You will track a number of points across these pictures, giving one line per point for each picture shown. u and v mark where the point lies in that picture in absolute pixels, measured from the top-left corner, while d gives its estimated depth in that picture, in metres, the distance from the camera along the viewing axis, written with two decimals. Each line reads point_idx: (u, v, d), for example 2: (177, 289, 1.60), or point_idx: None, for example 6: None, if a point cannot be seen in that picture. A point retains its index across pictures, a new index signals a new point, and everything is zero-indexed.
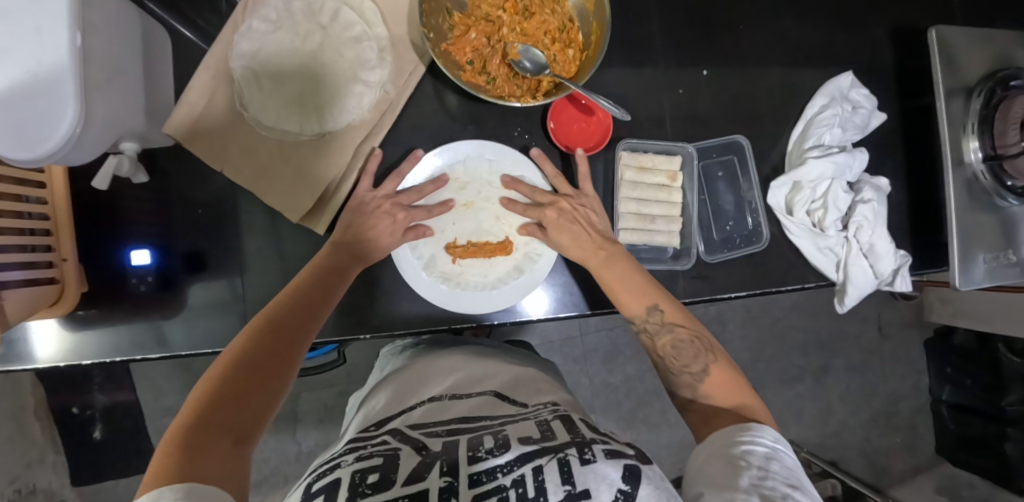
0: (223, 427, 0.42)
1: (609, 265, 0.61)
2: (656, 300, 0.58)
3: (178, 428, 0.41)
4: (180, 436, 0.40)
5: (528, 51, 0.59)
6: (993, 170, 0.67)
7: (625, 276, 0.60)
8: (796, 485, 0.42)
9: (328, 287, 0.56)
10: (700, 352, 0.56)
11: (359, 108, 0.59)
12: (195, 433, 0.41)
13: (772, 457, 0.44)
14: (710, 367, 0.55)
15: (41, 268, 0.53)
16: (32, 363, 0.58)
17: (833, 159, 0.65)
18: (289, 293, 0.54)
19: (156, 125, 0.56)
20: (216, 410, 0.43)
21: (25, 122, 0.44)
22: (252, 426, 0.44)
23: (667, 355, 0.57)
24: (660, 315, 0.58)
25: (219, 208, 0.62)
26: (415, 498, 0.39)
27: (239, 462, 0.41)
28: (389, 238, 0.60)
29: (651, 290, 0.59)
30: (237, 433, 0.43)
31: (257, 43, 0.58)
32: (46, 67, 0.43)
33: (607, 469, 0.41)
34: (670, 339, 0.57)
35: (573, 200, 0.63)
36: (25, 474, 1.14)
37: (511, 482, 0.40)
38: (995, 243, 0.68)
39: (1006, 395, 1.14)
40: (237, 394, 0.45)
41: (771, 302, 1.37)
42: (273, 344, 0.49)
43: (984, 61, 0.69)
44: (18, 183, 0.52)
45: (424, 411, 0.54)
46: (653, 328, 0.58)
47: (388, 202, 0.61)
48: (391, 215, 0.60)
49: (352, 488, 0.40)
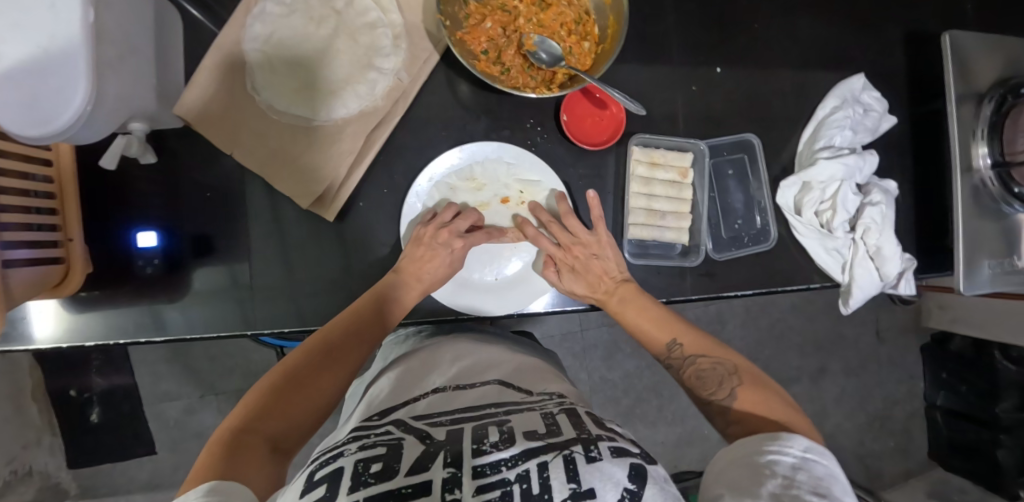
0: (265, 435, 0.45)
1: (626, 308, 0.62)
2: (675, 335, 0.60)
3: (227, 430, 0.45)
4: (224, 437, 0.44)
5: (544, 42, 0.59)
6: (1001, 177, 0.66)
7: (641, 315, 0.62)
8: (824, 497, 0.40)
9: (382, 314, 0.57)
10: (726, 377, 0.56)
11: (372, 95, 0.59)
12: (239, 437, 0.44)
13: (800, 467, 0.43)
14: (737, 391, 0.54)
15: (46, 247, 0.53)
16: (33, 344, 0.57)
17: (843, 161, 0.65)
18: (347, 315, 0.56)
19: (166, 106, 0.56)
20: (259, 420, 0.47)
21: (36, 100, 0.43)
22: (292, 438, 0.47)
23: (694, 386, 0.57)
24: (681, 348, 0.60)
25: (226, 192, 0.62)
26: (419, 488, 0.38)
27: (276, 471, 0.44)
28: (446, 267, 0.60)
29: (671, 326, 0.61)
30: (275, 442, 0.46)
31: (271, 26, 0.57)
32: (58, 43, 0.43)
33: (613, 469, 0.40)
34: (693, 369, 0.58)
35: (586, 248, 0.64)
36: (24, 455, 1.13)
37: (515, 477, 0.39)
38: (998, 250, 0.68)
39: (1000, 402, 1.15)
40: (277, 405, 0.48)
41: (771, 303, 1.38)
42: (326, 363, 0.53)
43: (996, 67, 0.69)
44: (25, 160, 0.51)
45: (429, 401, 0.53)
46: (676, 362, 0.59)
47: (444, 230, 0.61)
48: (448, 245, 0.60)
49: (355, 478, 0.38)
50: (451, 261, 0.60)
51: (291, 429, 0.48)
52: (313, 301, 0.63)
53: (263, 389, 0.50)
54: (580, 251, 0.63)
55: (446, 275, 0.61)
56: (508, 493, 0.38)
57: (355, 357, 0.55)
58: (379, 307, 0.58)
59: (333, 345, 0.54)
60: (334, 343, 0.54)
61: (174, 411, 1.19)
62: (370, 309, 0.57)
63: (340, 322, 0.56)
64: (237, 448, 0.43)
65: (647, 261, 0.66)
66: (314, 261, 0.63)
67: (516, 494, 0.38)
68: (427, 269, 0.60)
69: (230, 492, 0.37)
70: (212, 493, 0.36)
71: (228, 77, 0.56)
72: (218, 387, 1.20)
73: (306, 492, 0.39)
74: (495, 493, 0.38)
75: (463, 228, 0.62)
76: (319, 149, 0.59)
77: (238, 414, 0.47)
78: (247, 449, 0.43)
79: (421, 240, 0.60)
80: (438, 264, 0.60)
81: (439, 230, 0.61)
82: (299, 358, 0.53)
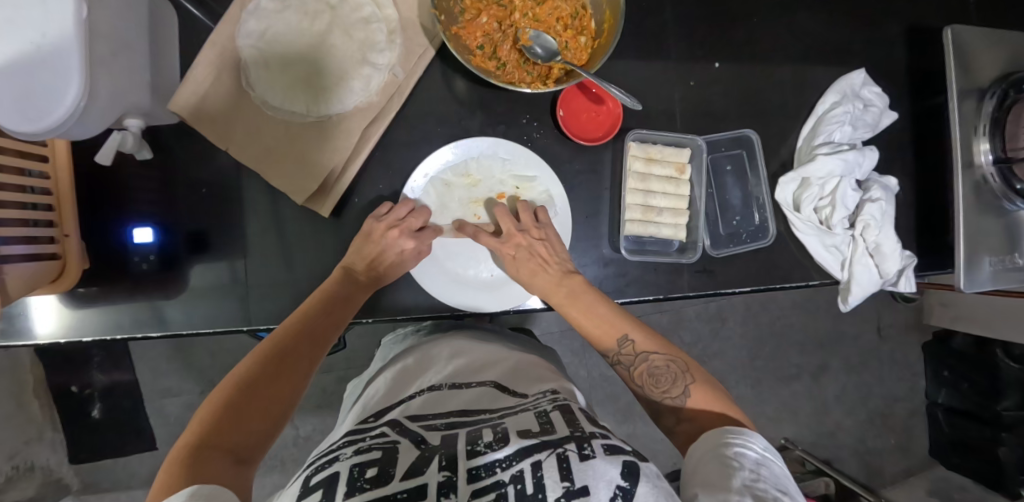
0: (225, 447, 0.43)
1: (575, 301, 0.60)
2: (625, 331, 0.59)
3: (183, 447, 0.42)
4: (182, 456, 0.41)
5: (539, 37, 0.58)
6: (1003, 174, 0.65)
7: (590, 309, 0.60)
8: (785, 492, 0.41)
9: (335, 312, 0.57)
10: (678, 375, 0.56)
11: (367, 91, 0.59)
12: (199, 453, 0.42)
13: (763, 463, 0.43)
14: (690, 388, 0.55)
15: (43, 243, 0.53)
16: (33, 339, 0.57)
17: (843, 157, 0.65)
18: (298, 318, 0.55)
19: (160, 102, 0.56)
20: (217, 432, 0.44)
21: (29, 95, 0.43)
22: (253, 446, 0.46)
23: (644, 383, 0.57)
24: (631, 345, 0.58)
25: (221, 188, 0.62)
26: (414, 493, 0.38)
27: (242, 481, 0.42)
28: (401, 261, 0.60)
29: (619, 320, 0.59)
30: (237, 454, 0.44)
31: (265, 22, 0.57)
32: (50, 39, 0.43)
33: (606, 466, 0.39)
34: (644, 367, 0.57)
35: (530, 236, 0.62)
36: (25, 451, 1.14)
37: (509, 478, 0.39)
38: (999, 247, 0.68)
39: (1002, 400, 1.15)
40: (234, 414, 0.46)
41: (772, 300, 1.38)
42: (281, 365, 0.51)
43: (998, 62, 0.68)
44: (21, 156, 0.51)
45: (423, 402, 0.52)
46: (627, 358, 0.58)
47: (394, 229, 0.59)
48: (398, 244, 0.59)
49: (350, 483, 0.38)
50: (398, 258, 0.59)
51: (251, 436, 0.46)
52: (309, 297, 0.63)
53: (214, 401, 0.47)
54: (521, 240, 0.61)
55: (395, 268, 0.60)
56: (503, 494, 0.38)
57: (307, 359, 0.53)
58: (330, 305, 0.57)
59: (282, 349, 0.52)
60: (288, 346, 0.53)
61: (174, 407, 1.19)
62: (321, 308, 0.56)
63: (291, 325, 0.55)
64: (198, 463, 0.41)
65: (643, 258, 0.66)
66: (309, 257, 0.63)
67: (511, 495, 0.38)
68: (376, 265, 0.59)
69: None
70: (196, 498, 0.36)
71: (223, 72, 0.56)
72: (218, 383, 1.21)
73: (303, 498, 0.39)
74: (490, 495, 0.38)
75: (416, 226, 0.61)
76: (313, 145, 0.59)
77: (191, 429, 0.45)
78: (210, 463, 0.41)
79: (373, 236, 0.59)
80: (385, 256, 0.59)
81: (388, 229, 0.59)
82: (252, 364, 0.51)
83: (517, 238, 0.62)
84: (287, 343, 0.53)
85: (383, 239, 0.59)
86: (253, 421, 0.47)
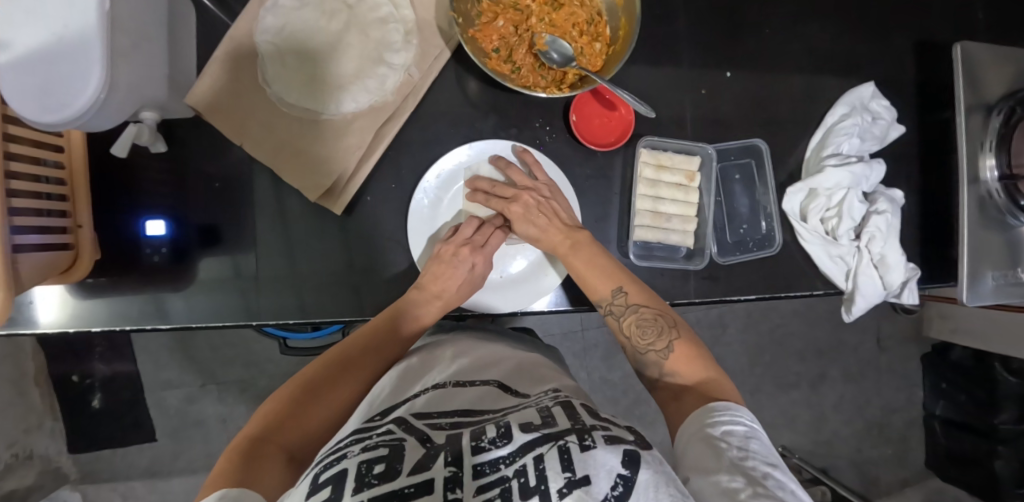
0: (278, 445, 0.46)
1: (574, 250, 0.60)
2: (619, 282, 0.59)
3: (243, 438, 0.46)
4: (242, 449, 0.44)
5: (555, 42, 0.59)
6: (1008, 190, 0.66)
7: (590, 261, 0.59)
8: (773, 464, 0.42)
9: (393, 331, 0.60)
10: (664, 329, 0.56)
11: (383, 90, 0.59)
12: (256, 445, 0.45)
13: (750, 437, 0.44)
14: (674, 344, 0.56)
15: (56, 233, 0.53)
16: (40, 328, 0.58)
17: (851, 169, 0.66)
18: (365, 331, 0.59)
19: (178, 96, 0.56)
20: (273, 430, 0.48)
21: (51, 86, 0.43)
22: (307, 448, 0.49)
23: (632, 335, 0.57)
24: (624, 296, 0.58)
25: (234, 183, 0.62)
26: (422, 488, 0.36)
27: (291, 478, 0.45)
28: (466, 282, 0.61)
29: (616, 274, 0.59)
30: (290, 452, 0.47)
31: (283, 18, 0.58)
32: (72, 30, 0.43)
33: (607, 456, 0.39)
34: (634, 318, 0.57)
35: (535, 192, 0.62)
36: (25, 439, 1.08)
37: (513, 473, 0.38)
38: (1001, 261, 0.68)
39: (999, 414, 1.15)
40: (292, 416, 0.49)
41: (772, 309, 1.38)
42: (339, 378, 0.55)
43: (1006, 78, 0.69)
44: (37, 146, 0.51)
45: (427, 400, 0.51)
46: (618, 309, 0.58)
47: (463, 247, 0.61)
48: (469, 261, 0.61)
49: (360, 479, 0.37)
50: (468, 276, 0.61)
51: (305, 439, 0.49)
52: (317, 294, 0.63)
53: (280, 399, 0.51)
54: (530, 198, 0.61)
55: (464, 290, 0.62)
56: (507, 490, 0.37)
57: (365, 373, 0.57)
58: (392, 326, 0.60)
59: (349, 358, 0.57)
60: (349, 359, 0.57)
61: (175, 399, 1.19)
62: (385, 326, 0.60)
63: (353, 340, 0.58)
64: (252, 457, 0.43)
65: (651, 264, 0.66)
66: (319, 253, 0.63)
67: (515, 491, 0.37)
68: (446, 284, 0.60)
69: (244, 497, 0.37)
70: (224, 496, 0.37)
71: (239, 69, 0.57)
72: (220, 376, 1.21)
73: (310, 496, 0.37)
74: (493, 491, 0.37)
75: (481, 242, 0.63)
76: (327, 142, 0.59)
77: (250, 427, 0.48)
78: (264, 456, 0.44)
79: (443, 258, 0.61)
80: (455, 278, 0.60)
81: (472, 251, 0.62)
82: (315, 374, 0.55)
83: (523, 196, 0.62)
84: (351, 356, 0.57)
85: (460, 258, 0.61)
86: (307, 425, 0.50)
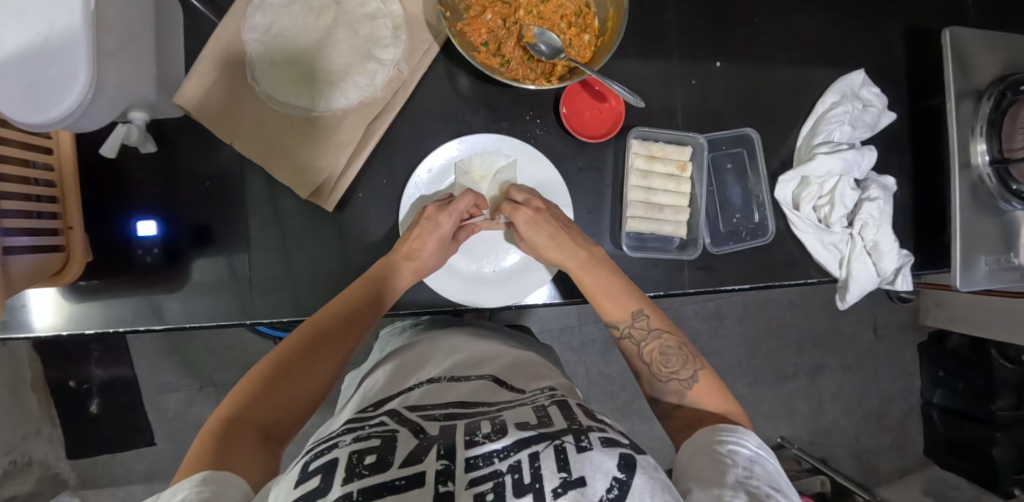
0: (253, 424, 0.46)
1: (592, 270, 0.61)
2: (640, 305, 0.60)
3: (218, 419, 0.46)
4: (216, 427, 0.45)
5: (543, 34, 0.59)
6: (1000, 174, 0.66)
7: (607, 281, 0.61)
8: (778, 489, 0.41)
9: (373, 299, 0.58)
10: (688, 359, 0.57)
11: (372, 86, 0.59)
12: (231, 425, 0.45)
13: (756, 460, 0.44)
14: (699, 374, 0.56)
15: (47, 235, 0.53)
16: (32, 331, 0.57)
17: (842, 156, 0.66)
18: (339, 302, 0.57)
19: (166, 95, 0.56)
20: (249, 409, 0.48)
21: (37, 87, 0.43)
22: (284, 426, 0.49)
23: (654, 361, 0.57)
24: (645, 320, 0.59)
25: (225, 182, 0.62)
26: (411, 481, 0.36)
27: (268, 456, 0.45)
28: (438, 243, 0.60)
29: (634, 297, 0.60)
30: (266, 430, 0.47)
31: (271, 16, 0.57)
32: (59, 31, 0.43)
33: (603, 458, 0.39)
34: (656, 345, 0.58)
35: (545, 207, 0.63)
36: (22, 445, 1.13)
37: (507, 467, 0.38)
38: (995, 247, 0.69)
39: (996, 400, 1.16)
40: (268, 393, 0.50)
41: (769, 300, 1.39)
42: (316, 350, 0.54)
43: (996, 64, 0.69)
44: (26, 147, 0.51)
45: (422, 393, 0.52)
46: (638, 333, 0.59)
47: (431, 209, 0.62)
48: (435, 221, 0.61)
49: (349, 469, 0.37)
50: (442, 237, 0.61)
51: (282, 418, 0.49)
52: (310, 291, 0.63)
53: (254, 377, 0.51)
54: (540, 206, 0.63)
55: (438, 252, 0.60)
56: (501, 484, 0.37)
57: (346, 344, 0.55)
58: (373, 295, 0.58)
59: (324, 332, 0.55)
60: (325, 331, 0.55)
61: (173, 402, 1.19)
62: (363, 293, 0.58)
63: (330, 311, 0.56)
64: (227, 437, 0.44)
65: (644, 254, 0.66)
66: (312, 251, 0.63)
67: (508, 486, 0.37)
68: (420, 247, 0.59)
69: (222, 482, 0.38)
70: (206, 482, 0.37)
71: (229, 66, 0.57)
72: (218, 378, 1.21)
73: (299, 484, 0.37)
74: (486, 485, 0.37)
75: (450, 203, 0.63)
76: (316, 139, 0.59)
77: (229, 404, 0.49)
78: (239, 437, 0.44)
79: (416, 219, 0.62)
80: (426, 238, 0.60)
81: (439, 211, 0.62)
82: (291, 346, 0.53)
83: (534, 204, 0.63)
84: (328, 326, 0.55)
85: (427, 220, 0.61)
86: (284, 402, 0.50)
